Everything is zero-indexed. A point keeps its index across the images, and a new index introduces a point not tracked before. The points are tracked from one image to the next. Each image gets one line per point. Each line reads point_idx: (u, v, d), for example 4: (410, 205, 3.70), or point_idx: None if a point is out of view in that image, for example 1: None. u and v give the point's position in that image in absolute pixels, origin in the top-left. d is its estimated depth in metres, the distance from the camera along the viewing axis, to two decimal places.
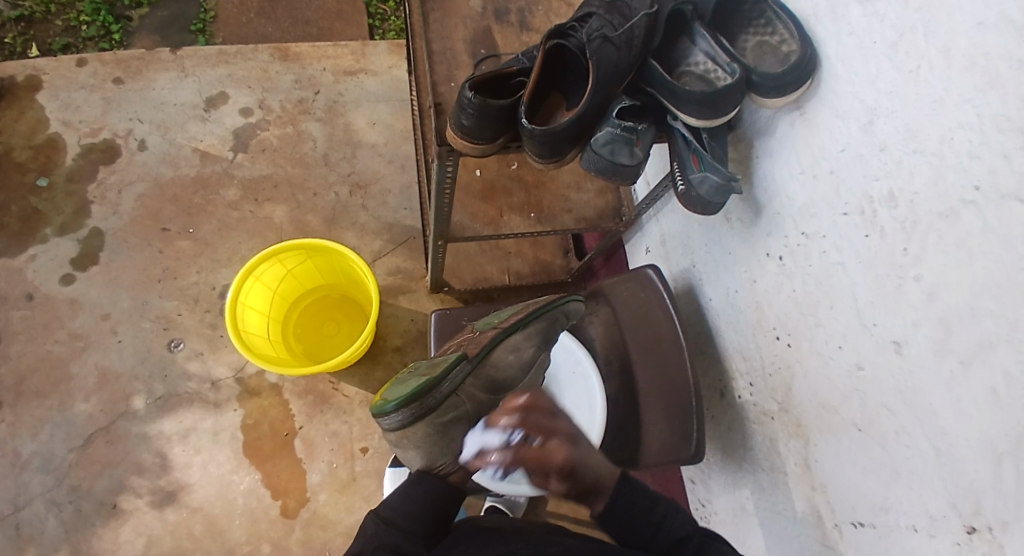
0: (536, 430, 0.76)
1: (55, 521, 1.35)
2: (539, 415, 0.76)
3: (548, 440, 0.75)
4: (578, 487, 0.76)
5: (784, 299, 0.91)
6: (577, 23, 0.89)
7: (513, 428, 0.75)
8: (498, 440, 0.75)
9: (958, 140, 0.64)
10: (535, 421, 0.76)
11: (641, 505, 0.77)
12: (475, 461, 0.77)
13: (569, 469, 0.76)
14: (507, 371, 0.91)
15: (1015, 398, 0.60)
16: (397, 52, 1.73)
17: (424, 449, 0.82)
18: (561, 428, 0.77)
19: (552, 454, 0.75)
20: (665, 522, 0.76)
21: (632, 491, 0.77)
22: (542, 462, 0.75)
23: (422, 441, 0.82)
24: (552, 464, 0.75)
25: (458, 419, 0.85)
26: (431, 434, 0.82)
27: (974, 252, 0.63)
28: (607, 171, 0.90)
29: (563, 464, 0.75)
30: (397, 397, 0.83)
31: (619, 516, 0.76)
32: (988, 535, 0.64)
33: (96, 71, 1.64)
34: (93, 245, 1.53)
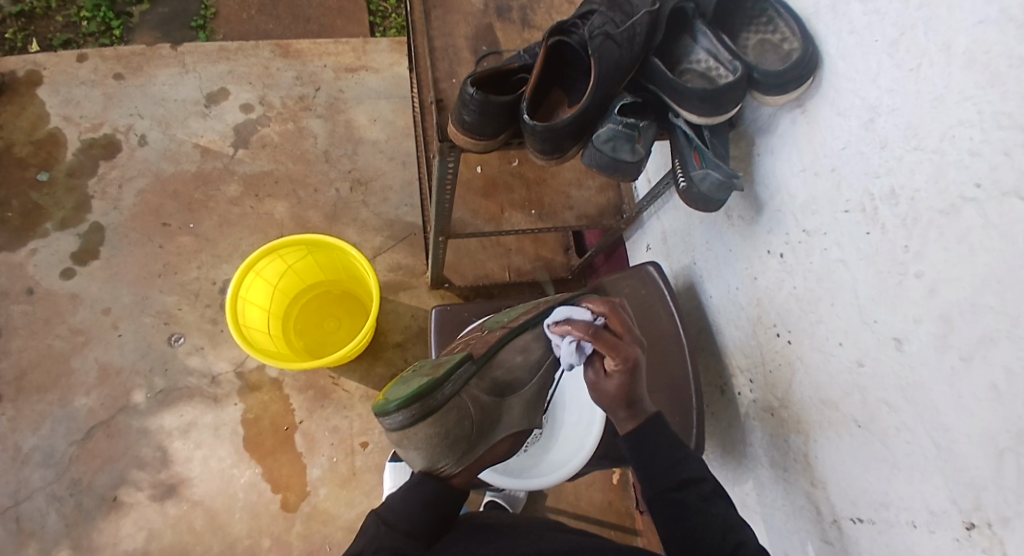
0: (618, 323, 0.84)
1: (56, 515, 1.36)
2: (625, 314, 0.85)
3: (625, 336, 0.83)
4: (626, 392, 0.82)
5: (785, 296, 0.91)
6: (579, 20, 0.90)
7: (600, 312, 0.85)
8: (585, 313, 0.85)
9: (959, 137, 0.64)
10: (619, 316, 0.85)
11: (667, 442, 0.82)
12: (557, 325, 0.85)
13: (629, 366, 0.81)
14: (513, 370, 0.91)
15: (1016, 393, 0.61)
16: (398, 49, 1.73)
17: (426, 450, 0.81)
18: (637, 334, 0.85)
19: (623, 346, 0.81)
20: (689, 458, 0.81)
21: (661, 432, 0.83)
22: (611, 349, 0.81)
23: (424, 443, 0.81)
24: (620, 353, 0.81)
25: (462, 420, 0.83)
26: (433, 435, 0.81)
27: (975, 248, 0.64)
28: (608, 167, 0.90)
29: (627, 359, 0.81)
30: (399, 397, 0.82)
31: (643, 446, 0.82)
32: (989, 531, 0.64)
33: (97, 67, 1.65)
34: (94, 240, 1.53)
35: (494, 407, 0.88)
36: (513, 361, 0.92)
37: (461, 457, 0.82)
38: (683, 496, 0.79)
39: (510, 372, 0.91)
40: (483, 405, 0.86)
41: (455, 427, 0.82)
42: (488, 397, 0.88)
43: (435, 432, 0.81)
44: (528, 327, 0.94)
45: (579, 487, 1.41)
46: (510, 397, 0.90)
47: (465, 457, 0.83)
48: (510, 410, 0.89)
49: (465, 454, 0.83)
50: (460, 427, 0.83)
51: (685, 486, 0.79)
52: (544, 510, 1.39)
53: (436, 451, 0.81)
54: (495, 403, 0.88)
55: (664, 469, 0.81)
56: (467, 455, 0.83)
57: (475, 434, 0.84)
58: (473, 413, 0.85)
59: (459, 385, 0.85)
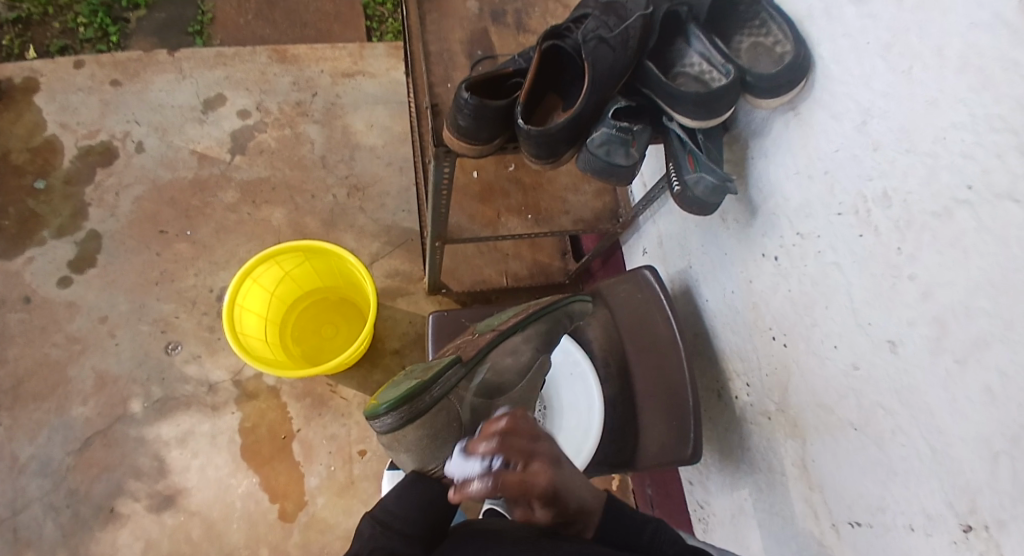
0: (515, 455, 0.75)
1: (53, 525, 1.35)
2: (518, 439, 0.76)
3: (529, 463, 0.75)
4: (562, 514, 0.75)
5: (780, 299, 0.91)
6: (572, 24, 0.89)
7: (493, 452, 0.75)
8: (477, 469, 0.74)
9: (952, 139, 0.63)
10: (513, 445, 0.76)
11: (630, 526, 0.77)
12: (455, 491, 0.75)
13: (550, 497, 0.74)
14: (503, 374, 0.91)
15: (1011, 397, 0.60)
16: (395, 55, 1.73)
17: (416, 453, 0.82)
18: (539, 452, 0.76)
19: (533, 479, 0.74)
20: (656, 539, 0.76)
21: (619, 516, 0.78)
22: (523, 490, 0.74)
23: (414, 445, 0.82)
24: (534, 489, 0.74)
25: (451, 423, 0.85)
26: (423, 438, 0.82)
27: (968, 250, 0.63)
28: (603, 172, 0.90)
29: (545, 489, 0.74)
30: (388, 400, 0.84)
31: (612, 534, 0.77)
32: (986, 534, 0.63)
33: (94, 74, 1.65)
34: (91, 248, 1.53)
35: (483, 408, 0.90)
36: (504, 364, 0.91)
37: (452, 459, 0.83)
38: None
39: (500, 373, 0.91)
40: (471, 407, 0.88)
41: (443, 431, 0.84)
42: (478, 398, 0.89)
43: (426, 436, 0.82)
44: (519, 331, 0.94)
45: None
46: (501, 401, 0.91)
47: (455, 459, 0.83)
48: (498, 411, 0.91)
49: (457, 457, 0.83)
50: (449, 430, 0.84)
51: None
52: None
53: (426, 454, 0.82)
54: (485, 406, 0.90)
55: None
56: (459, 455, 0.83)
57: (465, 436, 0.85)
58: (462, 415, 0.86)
59: (448, 388, 0.86)
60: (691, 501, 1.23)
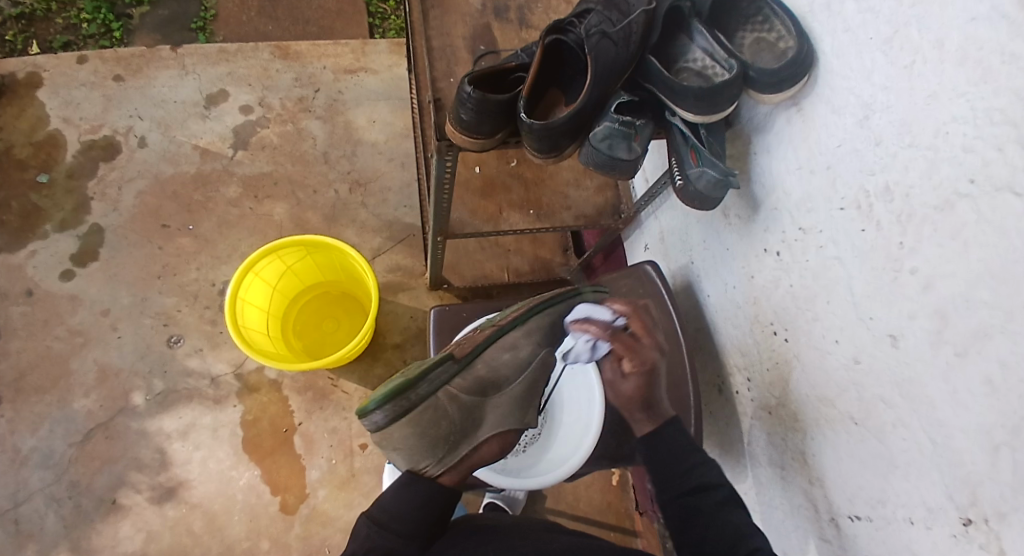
0: (637, 325, 0.91)
1: (55, 517, 1.36)
2: (645, 315, 0.92)
3: (643, 339, 0.90)
4: (643, 394, 0.88)
5: (781, 293, 0.91)
6: (575, 19, 0.90)
7: (623, 312, 0.92)
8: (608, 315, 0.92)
9: (953, 133, 0.64)
10: (640, 318, 0.91)
11: (679, 450, 0.84)
12: (575, 325, 0.92)
13: (646, 370, 0.88)
14: (499, 368, 0.88)
15: (1011, 387, 0.61)
16: (398, 51, 1.73)
17: (406, 451, 0.80)
18: (655, 336, 0.91)
19: (640, 350, 0.89)
20: (702, 466, 0.82)
21: (676, 438, 0.84)
22: (630, 352, 0.89)
23: (402, 443, 0.80)
24: (637, 356, 0.88)
25: (439, 421, 0.81)
26: (410, 436, 0.79)
27: (969, 243, 0.64)
28: (605, 165, 0.91)
29: (644, 363, 0.88)
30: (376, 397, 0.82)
31: (658, 452, 0.84)
32: (986, 526, 0.64)
33: (97, 69, 1.65)
34: (93, 242, 1.53)
35: (474, 407, 0.84)
36: (501, 360, 0.88)
37: (444, 457, 0.80)
38: (696, 503, 0.80)
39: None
40: (462, 406, 0.84)
41: (430, 428, 0.80)
42: (469, 396, 0.85)
43: (411, 434, 0.80)
44: (518, 326, 0.92)
45: (579, 487, 1.41)
46: (494, 397, 0.87)
47: (447, 457, 0.80)
48: (492, 411, 0.85)
49: (446, 454, 0.80)
50: (436, 427, 0.81)
51: (698, 493, 0.80)
52: (544, 511, 1.39)
53: (414, 453, 0.80)
54: (475, 404, 0.85)
55: (678, 477, 0.82)
56: (450, 455, 0.80)
57: (455, 434, 0.82)
58: (452, 414, 0.82)
59: (439, 385, 0.84)
60: None
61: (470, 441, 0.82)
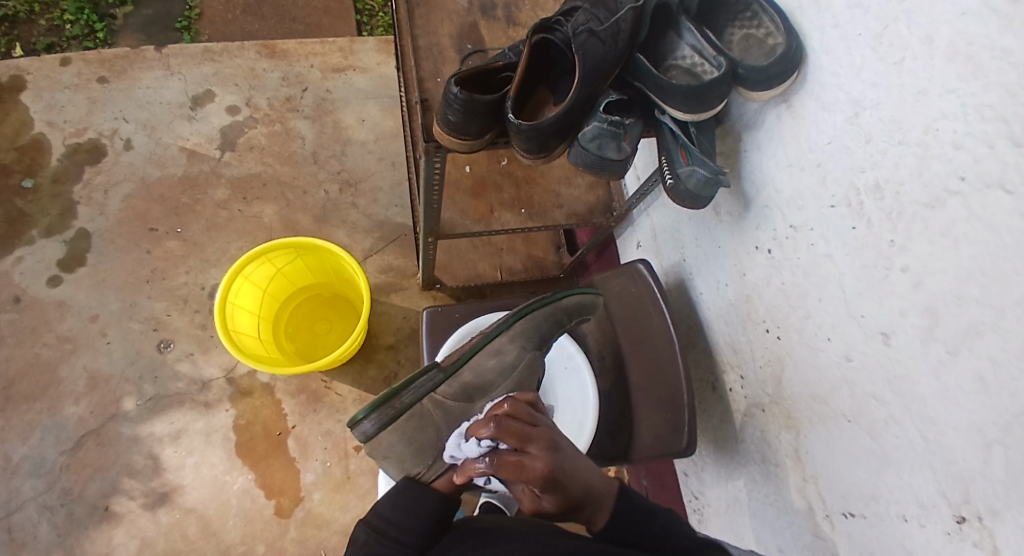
0: (512, 439, 0.75)
1: (48, 525, 1.34)
2: (513, 423, 0.76)
3: (525, 448, 0.75)
4: (565, 501, 0.74)
5: (773, 291, 0.91)
6: (563, 17, 0.88)
7: (487, 437, 0.76)
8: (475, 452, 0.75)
9: (943, 129, 0.63)
10: (510, 427, 0.76)
11: (636, 518, 0.76)
12: (459, 477, 0.76)
13: (548, 479, 0.74)
14: (484, 373, 0.93)
15: (1003, 384, 0.60)
16: (386, 49, 1.71)
17: (393, 457, 0.84)
18: (537, 435, 0.76)
19: (528, 461, 0.74)
20: (667, 532, 0.75)
21: (629, 506, 0.76)
22: (519, 472, 0.74)
23: (390, 450, 0.84)
24: (528, 473, 0.74)
25: (425, 425, 0.86)
26: (398, 441, 0.84)
27: (959, 239, 0.63)
28: (595, 166, 0.90)
29: (541, 474, 0.74)
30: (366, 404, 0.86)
31: (621, 535, 0.75)
32: (979, 524, 0.63)
33: (81, 71, 1.63)
34: (80, 247, 1.52)
35: (462, 410, 0.90)
36: (487, 365, 0.93)
37: (434, 463, 0.82)
38: None
39: (479, 374, 0.93)
40: (446, 410, 0.89)
41: (415, 433, 0.85)
42: (456, 402, 0.90)
43: (395, 438, 0.85)
44: (504, 332, 0.96)
45: None
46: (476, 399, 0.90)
47: (437, 462, 0.82)
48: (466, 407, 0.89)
49: (436, 460, 0.82)
50: (423, 434, 0.85)
51: None
52: None
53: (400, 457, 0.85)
54: (462, 409, 0.91)
55: None
56: (438, 462, 0.82)
57: (445, 440, 0.85)
58: (438, 419, 0.88)
59: (422, 392, 0.89)
60: (685, 492, 1.23)
61: None
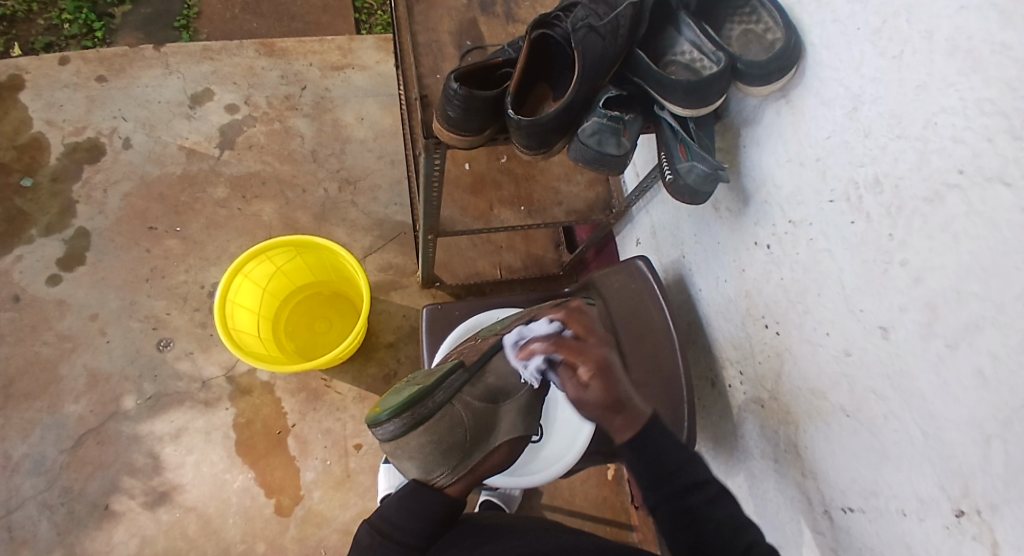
0: (578, 327, 0.85)
1: (47, 524, 1.34)
2: (582, 318, 0.87)
3: (587, 337, 0.83)
4: (610, 394, 0.79)
5: (772, 287, 0.91)
6: (562, 13, 0.89)
7: (559, 318, 0.86)
8: (546, 327, 0.85)
9: (943, 124, 0.63)
10: (576, 321, 0.86)
11: (669, 448, 0.79)
12: (520, 352, 0.82)
13: (601, 367, 0.80)
14: None
15: (1002, 379, 0.60)
16: (385, 47, 1.71)
17: (420, 460, 0.80)
18: (600, 336, 0.85)
19: (589, 347, 0.82)
20: (690, 463, 0.78)
21: (660, 433, 0.79)
22: (578, 353, 0.81)
23: (418, 451, 0.80)
24: (587, 356, 0.81)
25: (455, 429, 0.82)
26: (427, 444, 0.80)
27: (958, 235, 0.63)
28: (594, 161, 0.90)
29: (597, 361, 0.80)
30: (391, 405, 0.82)
31: (646, 452, 0.78)
32: (978, 518, 0.64)
33: (79, 70, 1.63)
34: (80, 245, 1.52)
35: (485, 413, 0.85)
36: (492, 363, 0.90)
37: (456, 466, 0.80)
38: (687, 504, 0.76)
39: (503, 377, 0.87)
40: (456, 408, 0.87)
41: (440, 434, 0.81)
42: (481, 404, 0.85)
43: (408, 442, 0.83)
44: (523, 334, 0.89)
45: (574, 482, 1.40)
46: None
47: (459, 465, 0.80)
48: None
49: (460, 463, 0.80)
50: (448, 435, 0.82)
51: (688, 493, 0.77)
52: (541, 507, 1.38)
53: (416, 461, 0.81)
54: (488, 411, 0.85)
55: (664, 479, 0.77)
56: (460, 466, 0.80)
57: (469, 443, 0.82)
58: None
59: (451, 392, 0.83)
60: None
61: (483, 449, 0.83)
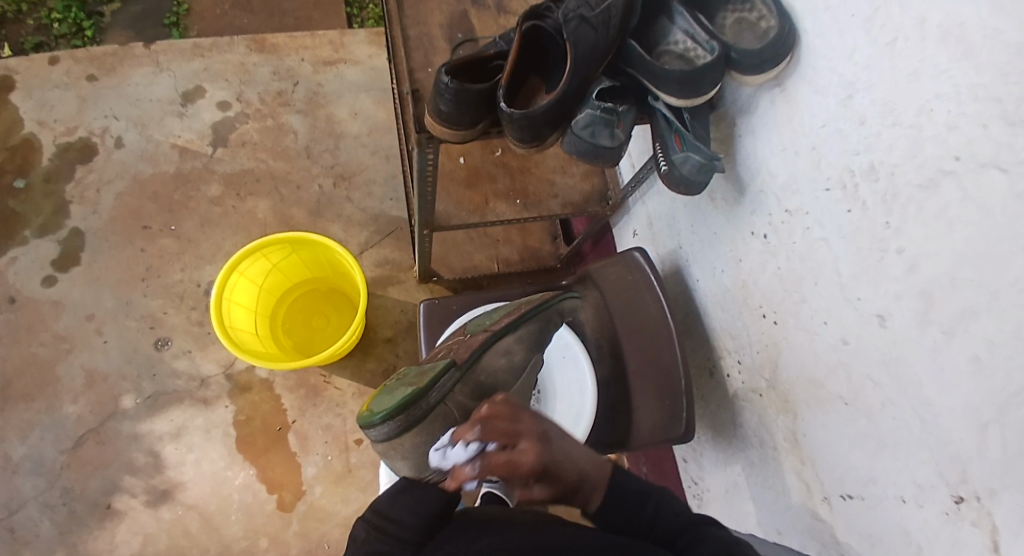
0: (501, 436, 0.72)
1: (49, 524, 1.35)
2: (501, 419, 0.73)
3: (515, 444, 0.72)
4: (559, 488, 0.74)
5: (769, 276, 0.91)
6: (554, 4, 0.89)
7: (475, 437, 0.71)
8: (463, 455, 0.71)
9: (937, 110, 0.63)
10: (496, 427, 0.72)
11: (631, 501, 0.76)
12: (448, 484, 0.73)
13: (540, 471, 0.73)
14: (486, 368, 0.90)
15: (998, 365, 0.60)
16: (377, 40, 1.70)
17: (414, 460, 0.81)
18: (527, 429, 0.73)
19: (522, 459, 0.71)
20: (660, 513, 0.75)
21: (621, 491, 0.76)
22: (513, 472, 0.71)
23: (412, 452, 0.81)
24: (522, 470, 0.72)
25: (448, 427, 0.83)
26: (420, 444, 0.81)
27: (953, 222, 0.63)
28: (589, 153, 0.89)
29: (535, 468, 0.72)
30: (384, 408, 0.81)
31: (615, 518, 0.75)
32: (976, 503, 0.64)
33: (70, 69, 1.62)
34: (74, 246, 1.51)
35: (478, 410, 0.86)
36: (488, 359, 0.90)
37: None
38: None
39: (492, 377, 0.89)
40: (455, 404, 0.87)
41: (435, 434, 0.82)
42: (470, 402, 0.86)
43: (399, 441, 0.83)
44: (511, 332, 0.92)
45: None
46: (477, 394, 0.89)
47: None
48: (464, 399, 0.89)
49: None
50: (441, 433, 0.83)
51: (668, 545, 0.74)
52: None
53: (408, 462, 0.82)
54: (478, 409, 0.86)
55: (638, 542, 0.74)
56: None
57: None
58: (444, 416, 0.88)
59: (443, 392, 0.84)
60: (686, 478, 1.23)
61: None
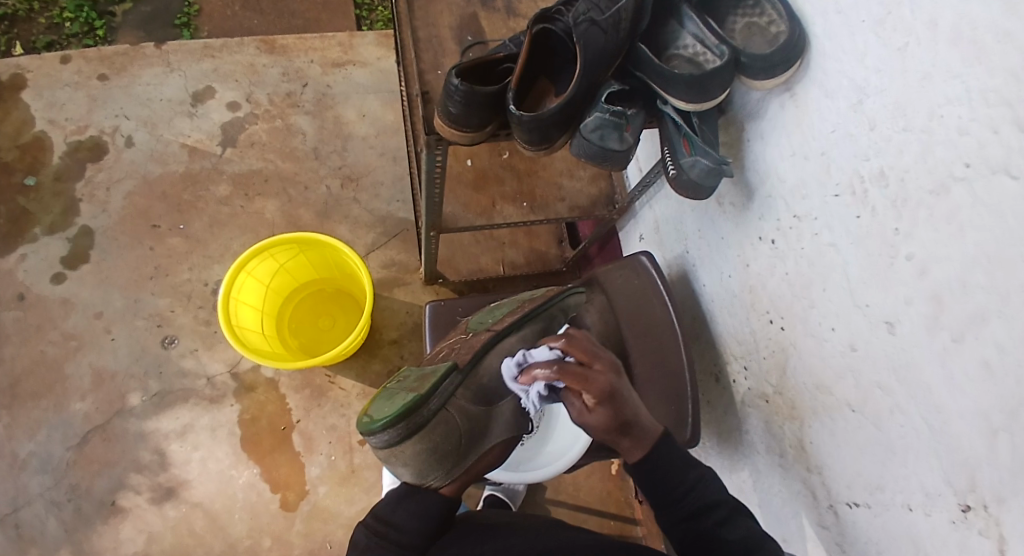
0: (581, 352, 0.77)
1: (55, 521, 1.35)
2: (585, 339, 0.79)
3: (592, 363, 0.77)
4: (615, 421, 0.76)
5: (777, 281, 0.91)
6: (564, 6, 0.88)
7: (559, 343, 0.78)
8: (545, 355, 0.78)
9: (948, 115, 0.63)
10: (579, 344, 0.78)
11: (677, 466, 0.77)
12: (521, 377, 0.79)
13: (607, 396, 0.76)
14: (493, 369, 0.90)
15: (1008, 370, 0.60)
16: (385, 42, 1.71)
17: (414, 465, 0.78)
18: (606, 358, 0.78)
19: (596, 376, 0.76)
20: (700, 483, 0.76)
21: (670, 453, 0.78)
22: (584, 382, 0.75)
23: (413, 458, 0.78)
24: (592, 387, 0.75)
25: (450, 434, 0.81)
26: (421, 451, 0.78)
27: (964, 226, 0.63)
28: (597, 157, 0.89)
29: (602, 391, 0.75)
30: (384, 416, 0.79)
31: (655, 475, 0.77)
32: (984, 513, 0.63)
33: (81, 69, 1.63)
34: (83, 244, 1.52)
35: (482, 416, 0.85)
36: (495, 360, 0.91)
37: (450, 470, 0.80)
38: (698, 526, 0.74)
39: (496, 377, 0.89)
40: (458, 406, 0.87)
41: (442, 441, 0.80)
42: (475, 406, 0.86)
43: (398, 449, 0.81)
44: (513, 333, 0.93)
45: (578, 477, 1.40)
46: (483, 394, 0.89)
47: (453, 468, 0.80)
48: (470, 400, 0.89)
49: (453, 467, 0.80)
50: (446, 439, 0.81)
51: (699, 514, 0.75)
52: (546, 502, 1.38)
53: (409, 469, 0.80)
54: (482, 414, 0.86)
55: (672, 503, 0.76)
56: (453, 468, 0.80)
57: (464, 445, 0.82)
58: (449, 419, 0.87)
59: (444, 398, 0.83)
60: None
61: (477, 451, 0.83)
